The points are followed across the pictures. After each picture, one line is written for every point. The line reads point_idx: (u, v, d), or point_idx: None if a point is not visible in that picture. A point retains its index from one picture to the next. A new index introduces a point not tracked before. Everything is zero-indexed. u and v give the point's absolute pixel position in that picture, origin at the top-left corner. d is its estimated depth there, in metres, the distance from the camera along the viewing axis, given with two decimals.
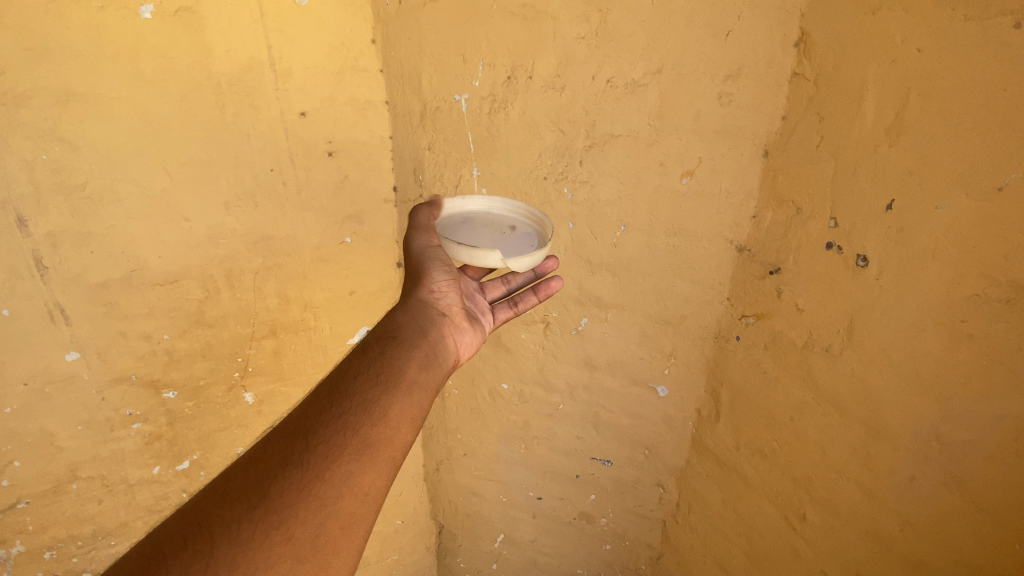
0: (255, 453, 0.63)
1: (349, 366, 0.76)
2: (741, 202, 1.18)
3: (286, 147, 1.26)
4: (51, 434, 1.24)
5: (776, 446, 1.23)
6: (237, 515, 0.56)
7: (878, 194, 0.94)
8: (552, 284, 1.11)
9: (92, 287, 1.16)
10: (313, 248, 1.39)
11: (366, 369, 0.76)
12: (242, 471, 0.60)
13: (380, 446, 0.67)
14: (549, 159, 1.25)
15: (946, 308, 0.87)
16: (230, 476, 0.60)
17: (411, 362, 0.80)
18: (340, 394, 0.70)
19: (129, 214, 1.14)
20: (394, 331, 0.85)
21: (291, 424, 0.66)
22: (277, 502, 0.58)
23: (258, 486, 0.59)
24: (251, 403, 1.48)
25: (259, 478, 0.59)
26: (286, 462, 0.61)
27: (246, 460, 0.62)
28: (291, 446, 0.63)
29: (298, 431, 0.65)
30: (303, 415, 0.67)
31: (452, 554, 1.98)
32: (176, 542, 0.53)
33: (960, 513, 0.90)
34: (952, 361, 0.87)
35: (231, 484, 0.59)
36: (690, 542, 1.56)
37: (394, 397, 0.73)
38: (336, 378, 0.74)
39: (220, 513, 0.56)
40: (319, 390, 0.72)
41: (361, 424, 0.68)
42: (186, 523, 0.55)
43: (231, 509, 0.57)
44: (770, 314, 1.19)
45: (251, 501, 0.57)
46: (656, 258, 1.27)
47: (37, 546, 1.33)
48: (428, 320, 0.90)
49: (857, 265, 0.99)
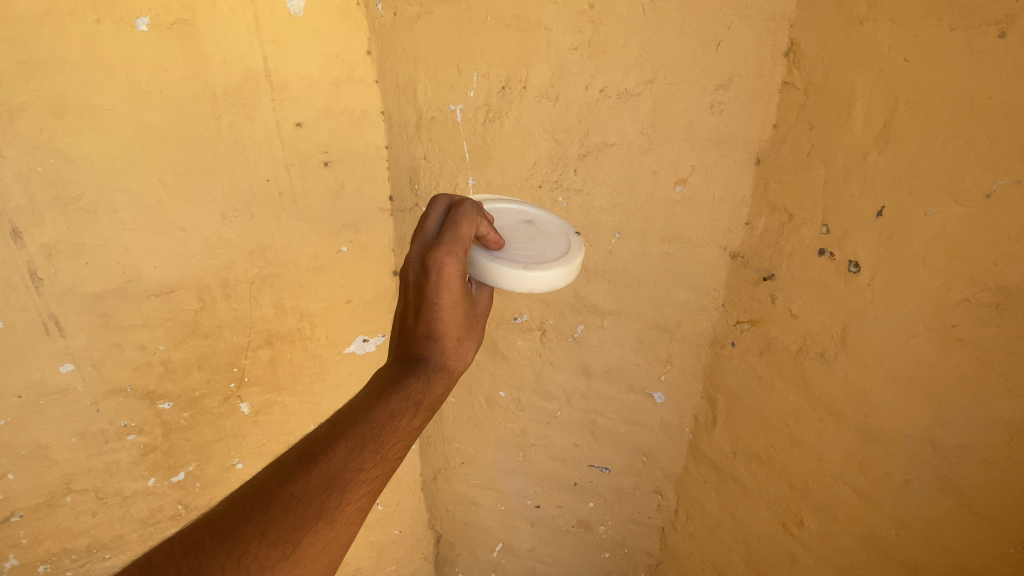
0: (296, 493, 0.57)
1: (397, 430, 0.66)
2: (735, 209, 1.19)
3: (282, 157, 1.26)
4: (45, 446, 1.23)
5: (772, 451, 1.23)
6: (270, 561, 0.54)
7: (868, 201, 0.95)
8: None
9: (87, 298, 1.16)
10: (309, 257, 1.39)
11: (410, 441, 0.67)
12: (282, 512, 0.56)
13: None
14: (544, 167, 1.26)
15: (937, 314, 0.88)
16: (269, 512, 0.56)
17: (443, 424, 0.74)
18: (380, 460, 0.63)
19: (124, 224, 1.14)
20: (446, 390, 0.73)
21: (335, 478, 0.59)
22: (302, 554, 0.56)
23: (294, 536, 0.56)
24: (247, 413, 1.47)
25: (296, 527, 0.56)
26: (320, 517, 0.58)
27: (286, 498, 0.57)
28: (328, 499, 0.58)
29: (337, 485, 0.59)
30: (350, 467, 0.61)
31: (451, 564, 1.97)
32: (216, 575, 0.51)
33: (955, 516, 0.91)
34: (944, 366, 0.88)
35: (271, 524, 0.55)
36: (689, 549, 1.56)
37: None
38: (387, 428, 0.65)
39: (256, 555, 0.53)
40: (367, 438, 0.63)
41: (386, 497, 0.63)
42: (223, 554, 0.52)
43: (264, 554, 0.54)
44: (764, 320, 1.20)
45: (283, 550, 0.55)
46: (651, 264, 1.28)
47: (31, 560, 1.32)
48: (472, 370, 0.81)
49: (850, 270, 1.00)
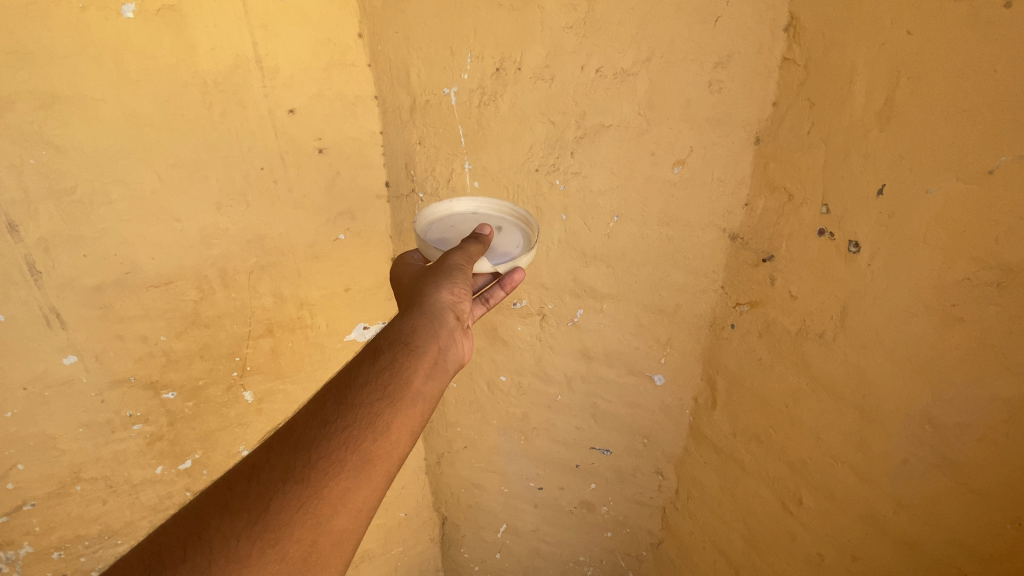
0: (256, 463, 0.63)
1: (355, 385, 0.72)
2: (734, 190, 1.18)
3: (275, 145, 1.25)
4: (53, 437, 1.25)
5: (771, 432, 1.24)
6: (235, 530, 0.57)
7: (869, 179, 0.93)
8: (514, 277, 1.04)
9: (86, 291, 1.16)
10: (307, 245, 1.39)
11: (372, 390, 0.72)
12: (244, 483, 0.61)
13: (376, 462, 0.67)
14: (540, 150, 1.24)
15: (938, 293, 0.87)
16: (232, 486, 0.61)
17: (416, 375, 0.77)
18: (341, 411, 0.68)
19: (120, 216, 1.14)
20: (406, 337, 0.81)
21: (293, 439, 0.65)
22: (272, 518, 0.59)
23: (257, 502, 0.59)
24: (251, 401, 1.49)
25: (259, 491, 0.60)
26: (285, 478, 0.61)
27: (248, 471, 0.62)
28: (290, 460, 0.63)
29: (299, 444, 0.64)
30: (307, 429, 0.66)
31: (456, 544, 2.00)
32: (177, 552, 0.54)
33: (953, 494, 0.91)
34: (944, 345, 0.88)
35: (233, 496, 0.59)
36: (689, 528, 1.58)
37: (397, 412, 0.72)
38: (343, 387, 0.72)
39: (219, 527, 0.57)
40: (324, 401, 0.70)
41: (362, 440, 0.67)
42: (188, 533, 0.56)
43: (229, 522, 0.57)
44: (763, 302, 1.19)
45: (249, 515, 0.58)
46: (650, 247, 1.27)
47: (45, 547, 1.35)
48: (442, 327, 0.85)
49: (850, 251, 0.99)
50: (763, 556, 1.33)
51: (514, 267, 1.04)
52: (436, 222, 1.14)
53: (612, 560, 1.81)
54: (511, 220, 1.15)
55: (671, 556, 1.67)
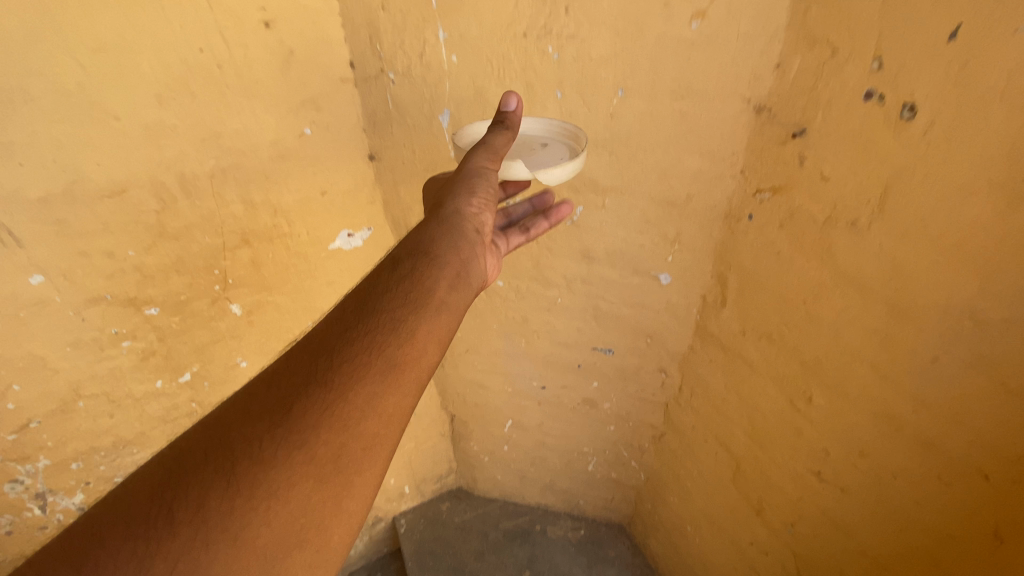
0: (278, 370, 0.64)
1: (376, 292, 0.74)
2: (763, 48, 0.98)
3: (210, 17, 1.04)
4: (42, 357, 1.22)
5: (785, 329, 1.16)
6: (258, 433, 0.58)
7: (940, 21, 0.74)
8: (563, 211, 1.15)
9: (33, 204, 1.05)
10: (270, 143, 1.23)
11: (394, 296, 0.74)
12: (265, 390, 0.62)
13: (405, 368, 0.68)
14: (528, 9, 1.03)
15: (1007, 164, 0.71)
16: (252, 393, 0.62)
17: (435, 282, 0.78)
18: (362, 318, 0.70)
19: (46, 115, 0.99)
20: (426, 248, 0.83)
21: (316, 346, 0.66)
22: (297, 421, 0.59)
23: (280, 407, 0.60)
24: (240, 314, 1.43)
25: (282, 397, 0.61)
26: (306, 383, 0.62)
27: (271, 378, 0.63)
28: (313, 365, 0.64)
29: (321, 351, 0.66)
30: (327, 337, 0.67)
31: (466, 439, 2.08)
32: (201, 455, 0.57)
33: (986, 395, 0.80)
34: (1003, 229, 0.73)
35: (255, 402, 0.61)
36: (691, 423, 1.58)
37: (420, 317, 0.73)
38: (365, 297, 0.73)
39: (243, 431, 0.58)
40: (344, 311, 0.71)
41: (386, 345, 0.68)
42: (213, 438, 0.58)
43: (251, 426, 0.58)
44: (788, 187, 1.05)
45: (271, 419, 0.59)
46: (659, 128, 1.10)
47: (63, 459, 1.40)
48: (461, 240, 0.87)
49: (902, 117, 0.82)
50: (766, 450, 1.30)
51: (563, 202, 1.14)
52: (477, 142, 1.09)
53: (614, 450, 1.88)
54: (556, 138, 1.10)
55: (671, 447, 1.70)
